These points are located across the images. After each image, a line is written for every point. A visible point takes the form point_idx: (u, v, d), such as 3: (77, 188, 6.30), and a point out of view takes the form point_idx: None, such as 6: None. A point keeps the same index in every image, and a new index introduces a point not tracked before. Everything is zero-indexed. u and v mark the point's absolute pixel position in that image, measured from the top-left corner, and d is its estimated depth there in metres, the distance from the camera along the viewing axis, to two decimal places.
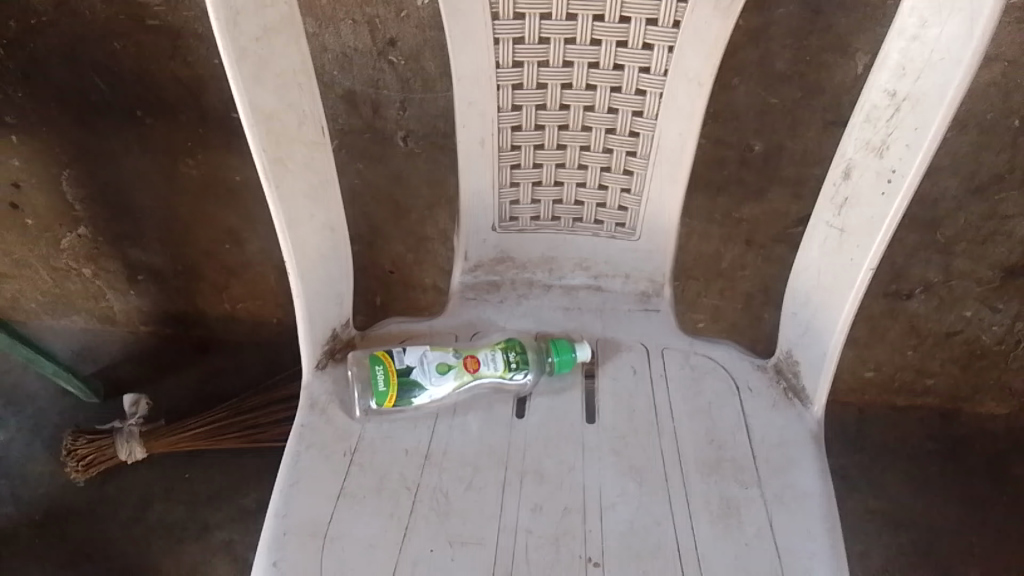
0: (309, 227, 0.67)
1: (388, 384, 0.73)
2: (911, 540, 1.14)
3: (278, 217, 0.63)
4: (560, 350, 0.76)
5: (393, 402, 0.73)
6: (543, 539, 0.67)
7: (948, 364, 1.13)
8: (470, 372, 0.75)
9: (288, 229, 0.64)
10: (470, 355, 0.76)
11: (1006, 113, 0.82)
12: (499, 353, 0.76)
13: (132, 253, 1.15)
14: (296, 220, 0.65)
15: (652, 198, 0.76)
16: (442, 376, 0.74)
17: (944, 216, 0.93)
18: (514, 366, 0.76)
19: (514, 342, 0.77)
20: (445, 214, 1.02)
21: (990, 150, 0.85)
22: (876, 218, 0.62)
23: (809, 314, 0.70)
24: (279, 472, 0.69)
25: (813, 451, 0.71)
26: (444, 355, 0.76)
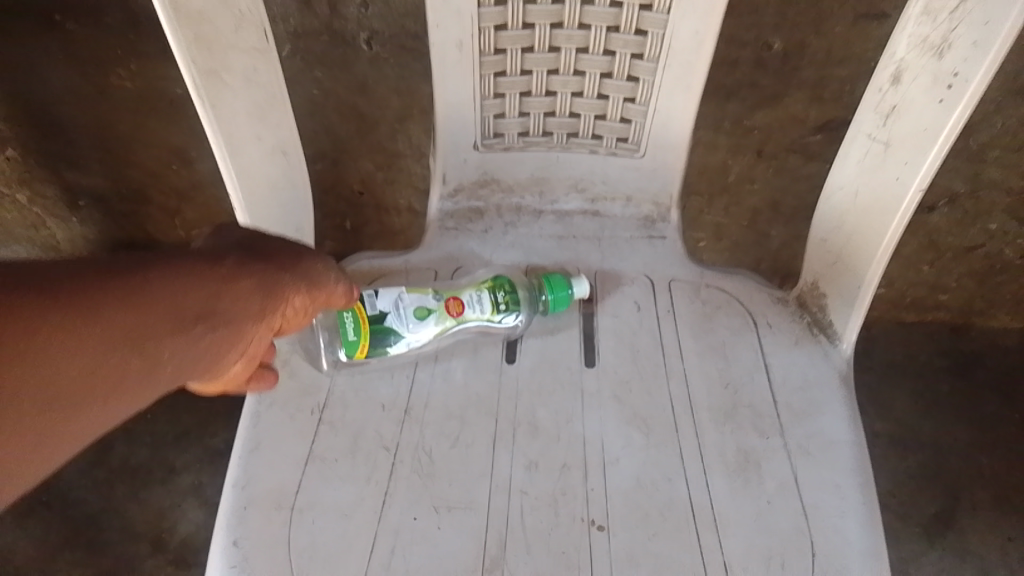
0: (259, 152, 0.57)
1: (359, 333, 0.63)
2: (918, 463, 1.08)
3: (213, 136, 0.53)
4: (555, 287, 0.67)
5: (365, 354, 0.64)
6: (540, 502, 0.59)
7: (964, 280, 1.05)
8: (453, 316, 0.66)
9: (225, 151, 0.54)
10: (452, 296, 0.66)
11: None
12: (485, 292, 0.67)
13: (69, 177, 1.02)
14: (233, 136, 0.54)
15: (661, 108, 0.65)
16: (420, 323, 0.65)
17: (978, 119, 0.83)
18: (503, 307, 0.67)
19: (502, 281, 0.68)
20: (418, 128, 0.91)
21: None
22: (929, 131, 0.52)
23: (842, 240, 0.61)
24: (237, 435, 0.61)
25: (841, 393, 0.63)
26: (422, 297, 0.66)
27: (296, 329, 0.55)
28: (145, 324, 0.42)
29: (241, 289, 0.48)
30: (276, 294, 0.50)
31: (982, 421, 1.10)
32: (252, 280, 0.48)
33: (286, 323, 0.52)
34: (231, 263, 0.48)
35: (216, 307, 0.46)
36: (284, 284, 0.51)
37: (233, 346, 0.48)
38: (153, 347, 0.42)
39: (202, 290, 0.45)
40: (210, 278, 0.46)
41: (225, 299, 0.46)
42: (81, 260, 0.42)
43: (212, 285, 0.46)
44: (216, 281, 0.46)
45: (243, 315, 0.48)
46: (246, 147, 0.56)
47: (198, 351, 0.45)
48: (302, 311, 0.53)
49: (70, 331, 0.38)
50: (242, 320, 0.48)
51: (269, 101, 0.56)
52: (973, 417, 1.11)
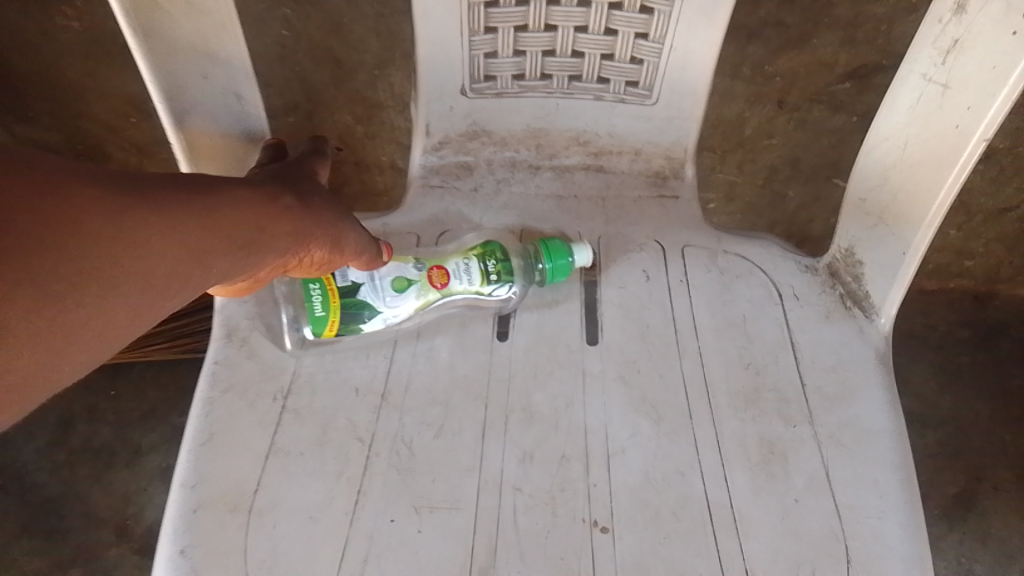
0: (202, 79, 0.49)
1: (328, 306, 0.57)
2: (938, 441, 1.01)
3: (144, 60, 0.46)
4: (551, 253, 0.59)
5: (337, 330, 0.57)
6: (536, 500, 0.52)
7: (993, 245, 0.98)
8: (437, 289, 0.59)
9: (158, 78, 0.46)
10: (436, 266, 0.60)
11: None
12: (472, 260, 0.60)
13: (18, 130, 0.92)
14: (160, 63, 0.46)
15: (678, 43, 0.57)
16: (399, 296, 0.58)
17: None
18: (494, 276, 0.59)
19: (493, 247, 0.60)
20: (400, 76, 0.84)
21: None
22: (999, 70, 0.44)
23: (884, 196, 0.53)
24: (187, 425, 0.53)
25: (878, 375, 0.56)
26: (402, 267, 0.60)
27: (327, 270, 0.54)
28: (212, 243, 0.41)
29: (292, 225, 0.46)
30: (316, 235, 0.49)
31: (1006, 396, 1.03)
32: (301, 216, 0.47)
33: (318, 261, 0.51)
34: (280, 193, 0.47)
35: (270, 235, 0.45)
36: (324, 227, 0.49)
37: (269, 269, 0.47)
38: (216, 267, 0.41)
39: (261, 217, 0.44)
40: (263, 204, 0.45)
41: (278, 229, 0.45)
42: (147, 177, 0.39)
43: (268, 212, 0.45)
44: (268, 208, 0.45)
45: (287, 247, 0.47)
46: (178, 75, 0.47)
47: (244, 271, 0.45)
48: (335, 256, 0.51)
49: (149, 244, 0.37)
50: (286, 251, 0.47)
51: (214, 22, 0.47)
52: (996, 391, 1.03)
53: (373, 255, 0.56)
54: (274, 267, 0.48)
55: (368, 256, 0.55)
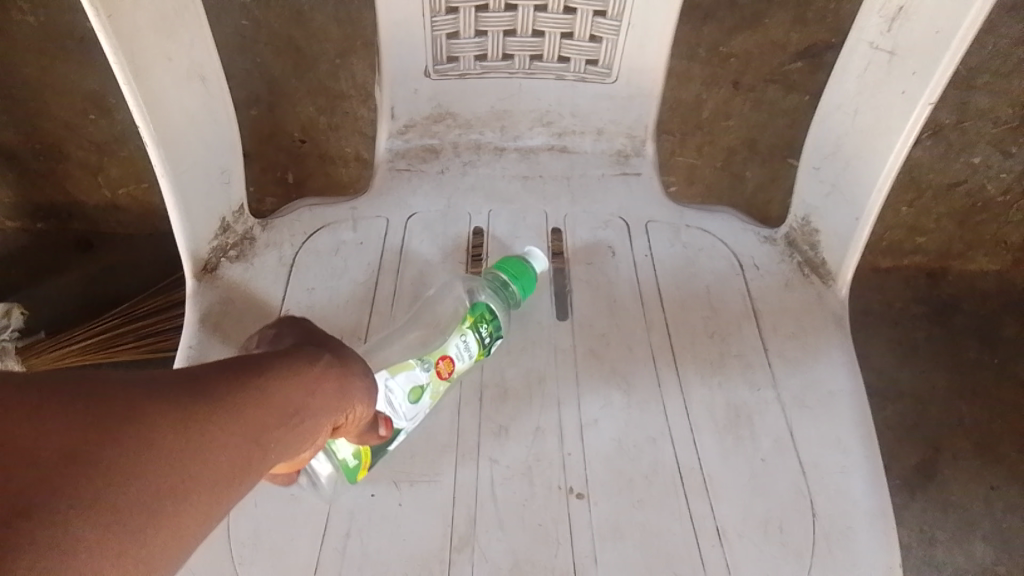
0: (164, 71, 0.48)
1: (360, 457, 0.49)
2: (897, 414, 1.04)
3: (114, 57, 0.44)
4: (522, 284, 0.56)
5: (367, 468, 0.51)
6: (512, 471, 0.53)
7: (943, 221, 1.01)
8: (446, 379, 0.52)
9: (128, 72, 0.45)
10: (442, 358, 0.51)
11: None
12: (469, 334, 0.53)
13: None
14: (118, 32, 0.44)
15: (635, 21, 0.58)
16: (419, 408, 0.51)
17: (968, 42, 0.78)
18: (489, 341, 0.54)
19: (482, 311, 0.54)
20: (362, 64, 0.84)
21: None
22: (941, 33, 0.46)
23: (838, 167, 0.55)
24: None
25: (839, 340, 0.57)
26: (410, 372, 0.50)
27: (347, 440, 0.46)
28: (257, 435, 0.34)
29: (332, 384, 0.39)
30: (355, 388, 0.41)
31: (962, 368, 1.07)
32: (338, 371, 0.40)
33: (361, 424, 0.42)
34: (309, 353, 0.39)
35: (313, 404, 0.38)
36: (359, 378, 0.41)
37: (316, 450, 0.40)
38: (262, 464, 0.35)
39: (299, 387, 0.37)
40: (297, 370, 0.38)
41: (320, 394, 0.38)
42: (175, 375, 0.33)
43: (305, 378, 0.38)
44: (302, 375, 0.38)
45: (335, 409, 0.39)
46: (133, 43, 0.45)
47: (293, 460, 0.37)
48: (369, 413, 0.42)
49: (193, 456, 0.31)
50: (330, 415, 0.39)
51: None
52: (950, 363, 1.07)
53: (375, 433, 0.46)
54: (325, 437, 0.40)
55: (372, 434, 0.46)
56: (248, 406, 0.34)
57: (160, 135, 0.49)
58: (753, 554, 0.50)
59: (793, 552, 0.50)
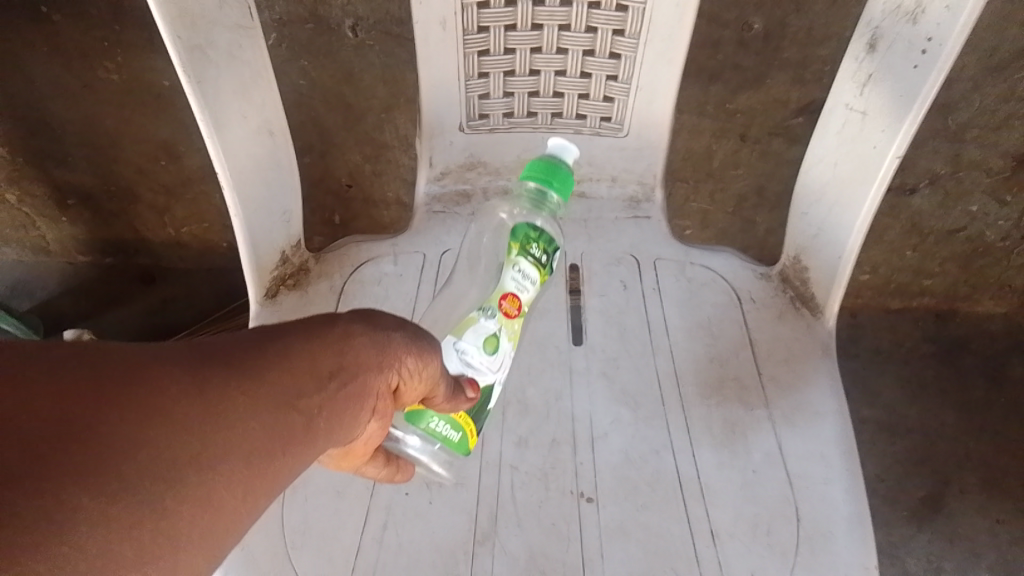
0: (240, 128, 0.57)
1: (462, 430, 0.51)
2: (906, 449, 1.08)
3: (203, 119, 0.53)
4: (559, 185, 0.52)
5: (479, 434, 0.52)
6: (530, 476, 0.60)
7: (947, 264, 1.07)
8: (518, 313, 0.50)
9: (214, 131, 0.54)
10: (501, 299, 0.49)
11: None
12: (521, 262, 0.50)
13: (57, 173, 1.02)
14: (209, 102, 0.53)
15: (643, 84, 0.66)
16: (500, 349, 0.50)
17: (958, 98, 0.87)
18: (547, 257, 0.51)
19: (526, 233, 0.50)
20: (405, 118, 0.94)
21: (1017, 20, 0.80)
22: (905, 97, 0.52)
23: (822, 212, 0.62)
24: None
25: (825, 364, 0.63)
26: (476, 329, 0.49)
27: (431, 407, 0.48)
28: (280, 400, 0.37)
29: (365, 346, 0.41)
30: (396, 349, 0.42)
31: (968, 406, 1.11)
32: (367, 329, 0.42)
33: (417, 387, 0.44)
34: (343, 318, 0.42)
35: (340, 370, 0.40)
36: (397, 336, 0.42)
37: (361, 416, 0.42)
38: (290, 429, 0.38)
39: (326, 353, 0.40)
40: (325, 337, 0.40)
41: (349, 358, 0.40)
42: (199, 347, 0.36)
43: (332, 345, 0.40)
44: (331, 340, 0.40)
45: (374, 367, 0.41)
46: (220, 107, 0.54)
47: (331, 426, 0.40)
48: (427, 373, 0.43)
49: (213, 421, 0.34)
50: (365, 378, 0.41)
51: (237, 50, 0.55)
52: (958, 401, 1.11)
53: (462, 399, 0.47)
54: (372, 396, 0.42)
55: (461, 396, 0.47)
56: (267, 376, 0.37)
57: (236, 181, 0.57)
58: (744, 554, 0.56)
59: (779, 555, 0.56)
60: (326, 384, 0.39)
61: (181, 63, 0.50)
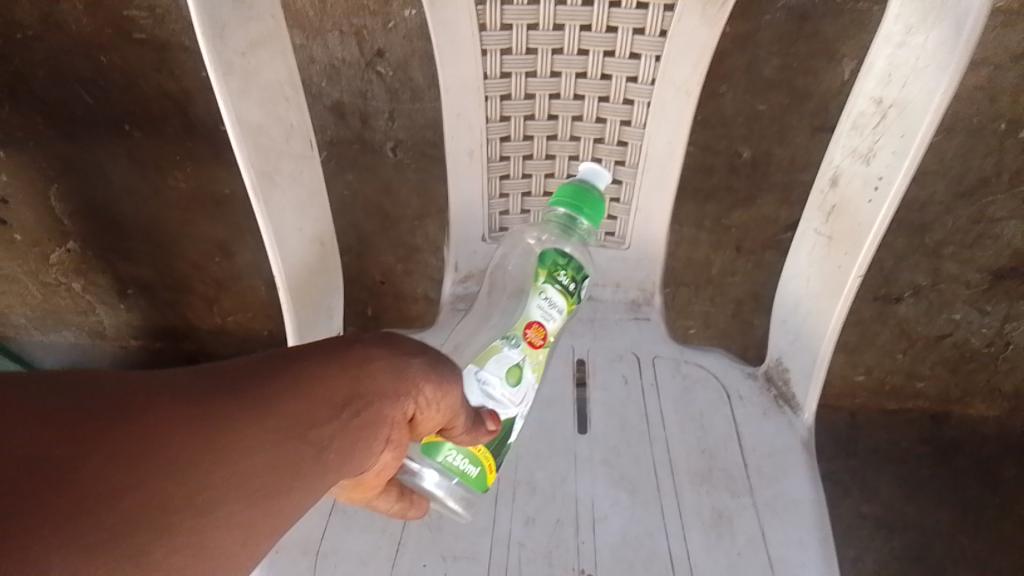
0: (296, 239, 0.66)
1: (480, 464, 0.55)
2: (903, 545, 1.12)
3: (267, 232, 0.63)
4: (590, 211, 0.54)
5: (496, 470, 0.56)
6: (536, 553, 0.67)
7: (937, 367, 1.15)
8: (544, 342, 0.54)
9: (275, 241, 0.63)
10: (528, 327, 0.53)
11: (993, 116, 0.94)
12: (549, 289, 0.54)
13: (121, 268, 1.16)
14: (274, 219, 0.63)
15: (641, 206, 0.76)
16: (523, 378, 0.54)
17: (933, 219, 1.02)
18: (574, 286, 0.55)
19: (554, 261, 0.54)
20: (435, 225, 1.05)
21: (978, 152, 0.96)
22: (862, 225, 0.61)
23: (799, 321, 0.70)
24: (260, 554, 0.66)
25: (802, 457, 0.71)
26: (501, 356, 0.53)
27: (454, 440, 0.52)
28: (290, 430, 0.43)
29: (381, 372, 0.47)
30: (413, 377, 0.48)
31: (964, 506, 1.14)
32: (386, 357, 0.48)
33: (433, 416, 0.50)
34: (364, 344, 0.48)
35: (357, 395, 0.46)
36: (416, 362, 0.49)
37: (373, 441, 0.48)
38: (300, 451, 0.44)
39: (345, 379, 0.46)
40: (345, 363, 0.46)
41: (366, 383, 0.46)
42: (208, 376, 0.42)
43: (351, 371, 0.46)
44: (351, 366, 0.46)
45: (385, 398, 0.47)
46: (280, 221, 0.64)
47: (343, 449, 0.46)
48: (444, 403, 0.49)
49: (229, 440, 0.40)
50: (380, 404, 0.47)
51: (298, 174, 0.65)
52: (952, 500, 1.14)
53: (480, 430, 0.52)
54: (385, 420, 0.48)
55: (480, 427, 0.52)
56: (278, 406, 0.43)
57: (290, 281, 0.66)
58: None
59: None
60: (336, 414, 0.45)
61: (252, 187, 0.60)
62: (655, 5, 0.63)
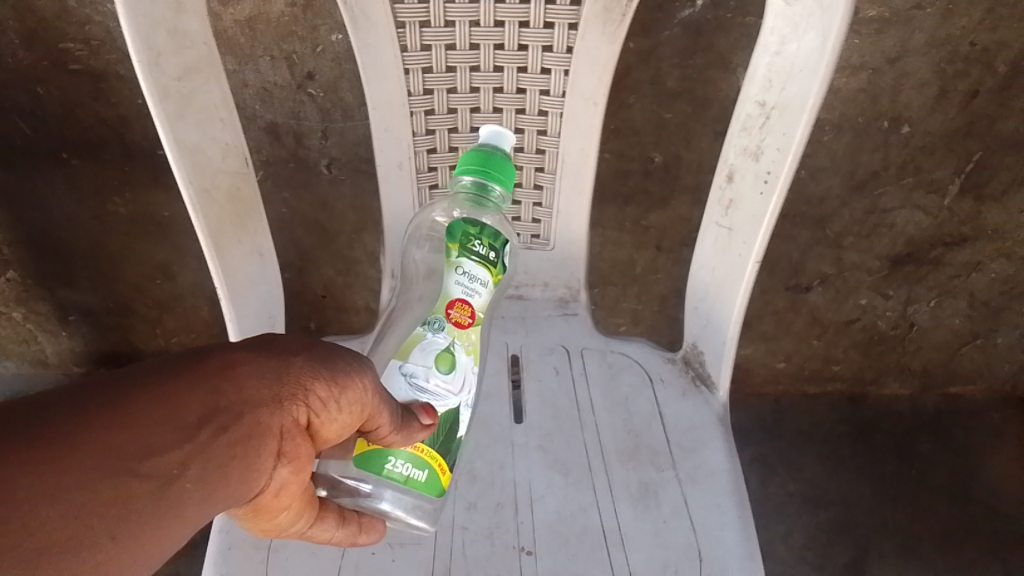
0: (237, 251, 0.70)
1: (427, 466, 0.55)
2: (829, 518, 1.20)
3: (207, 245, 0.66)
4: (497, 174, 0.58)
5: (448, 472, 0.57)
6: (478, 535, 0.72)
7: (850, 350, 1.23)
8: (472, 317, 0.57)
9: (216, 254, 0.67)
10: (452, 305, 0.57)
11: (875, 116, 1.05)
12: (466, 263, 0.58)
13: (63, 294, 1.17)
14: (214, 233, 0.67)
15: (561, 209, 0.82)
16: (457, 361, 0.57)
17: (831, 212, 1.12)
18: (490, 250, 0.59)
19: (466, 232, 0.59)
20: (372, 237, 1.10)
21: (864, 150, 1.07)
22: (757, 215, 0.68)
23: (708, 307, 0.76)
24: (207, 558, 0.68)
25: (719, 431, 0.77)
26: (429, 342, 0.56)
27: (387, 442, 0.53)
28: (148, 442, 0.42)
29: (249, 376, 0.47)
30: (297, 375, 0.49)
31: (883, 480, 1.22)
32: (254, 363, 0.48)
33: (336, 418, 0.50)
34: (228, 352, 0.48)
35: (221, 406, 0.46)
36: (297, 360, 0.49)
37: (259, 451, 0.48)
38: (148, 479, 0.42)
39: (204, 390, 0.45)
40: (205, 372, 0.46)
41: (228, 391, 0.46)
42: (57, 397, 0.41)
43: (215, 380, 0.46)
44: (211, 375, 0.46)
45: (261, 402, 0.48)
46: (219, 235, 0.67)
47: (208, 471, 0.45)
48: (347, 399, 0.49)
49: (64, 462, 0.39)
50: (254, 413, 0.47)
51: (235, 190, 0.70)
52: (873, 474, 1.22)
53: (414, 426, 0.53)
54: (268, 427, 0.48)
55: (413, 424, 0.53)
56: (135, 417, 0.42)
57: (232, 291, 0.70)
58: None
59: None
60: (202, 426, 0.45)
61: (192, 203, 0.64)
62: (560, 25, 0.69)
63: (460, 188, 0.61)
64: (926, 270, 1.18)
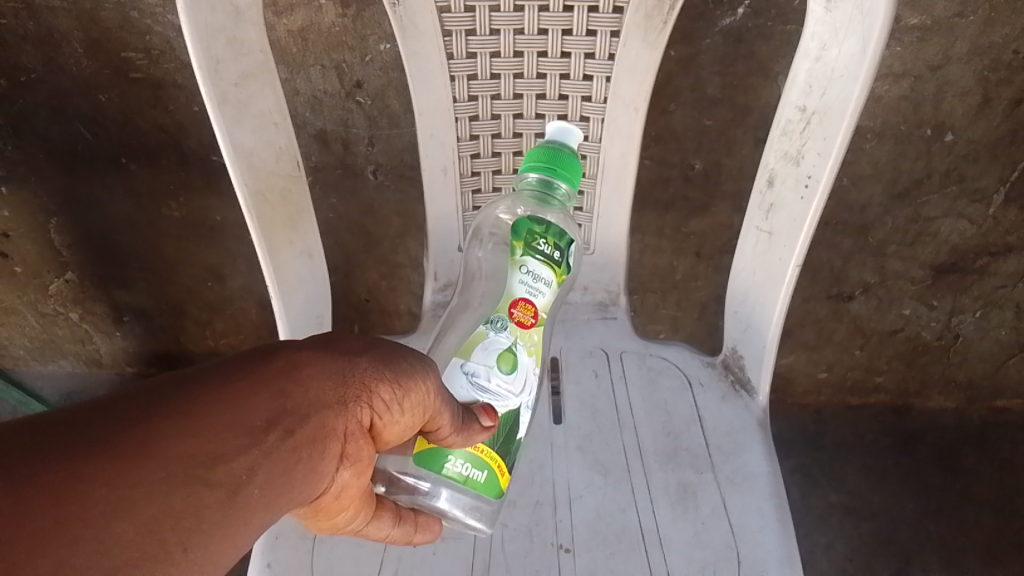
0: (288, 252, 0.73)
1: (486, 467, 0.56)
2: (871, 530, 1.19)
3: (261, 245, 0.69)
4: (564, 170, 0.59)
5: (507, 473, 0.58)
6: (518, 531, 0.73)
7: (894, 362, 1.22)
8: (534, 318, 0.58)
9: (269, 254, 0.70)
10: (514, 305, 0.58)
11: (918, 123, 1.03)
12: (530, 261, 0.58)
13: (118, 295, 1.23)
14: (266, 235, 0.69)
15: (601, 215, 0.83)
16: (519, 360, 0.57)
17: (873, 220, 1.12)
18: (553, 252, 0.59)
19: (531, 230, 0.59)
20: (415, 242, 1.14)
21: (907, 158, 1.06)
22: (796, 219, 0.68)
23: (748, 311, 0.77)
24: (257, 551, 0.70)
25: (758, 435, 0.77)
26: (490, 342, 0.57)
27: (448, 444, 0.53)
28: (220, 444, 0.42)
29: (315, 375, 0.47)
30: (362, 376, 0.49)
31: (926, 492, 1.21)
32: (320, 362, 0.48)
33: (398, 419, 0.51)
34: (295, 350, 0.48)
35: (287, 408, 0.46)
36: (362, 360, 0.50)
37: (324, 451, 0.49)
38: (215, 487, 0.41)
39: (270, 391, 0.45)
40: (272, 371, 0.46)
41: (296, 391, 0.46)
42: (131, 396, 0.41)
43: (281, 381, 0.46)
44: (279, 374, 0.46)
45: (327, 403, 0.48)
46: (271, 236, 0.70)
47: (273, 477, 0.45)
48: (410, 401, 0.50)
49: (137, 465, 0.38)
50: (321, 414, 0.48)
51: (287, 193, 0.72)
52: (916, 487, 1.21)
53: (473, 429, 0.53)
54: (332, 428, 0.49)
55: (473, 426, 0.53)
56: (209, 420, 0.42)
57: (282, 289, 0.73)
58: None
59: None
60: (270, 428, 0.45)
61: (246, 203, 0.67)
62: (602, 33, 0.71)
63: (526, 186, 0.62)
64: (971, 280, 1.16)
